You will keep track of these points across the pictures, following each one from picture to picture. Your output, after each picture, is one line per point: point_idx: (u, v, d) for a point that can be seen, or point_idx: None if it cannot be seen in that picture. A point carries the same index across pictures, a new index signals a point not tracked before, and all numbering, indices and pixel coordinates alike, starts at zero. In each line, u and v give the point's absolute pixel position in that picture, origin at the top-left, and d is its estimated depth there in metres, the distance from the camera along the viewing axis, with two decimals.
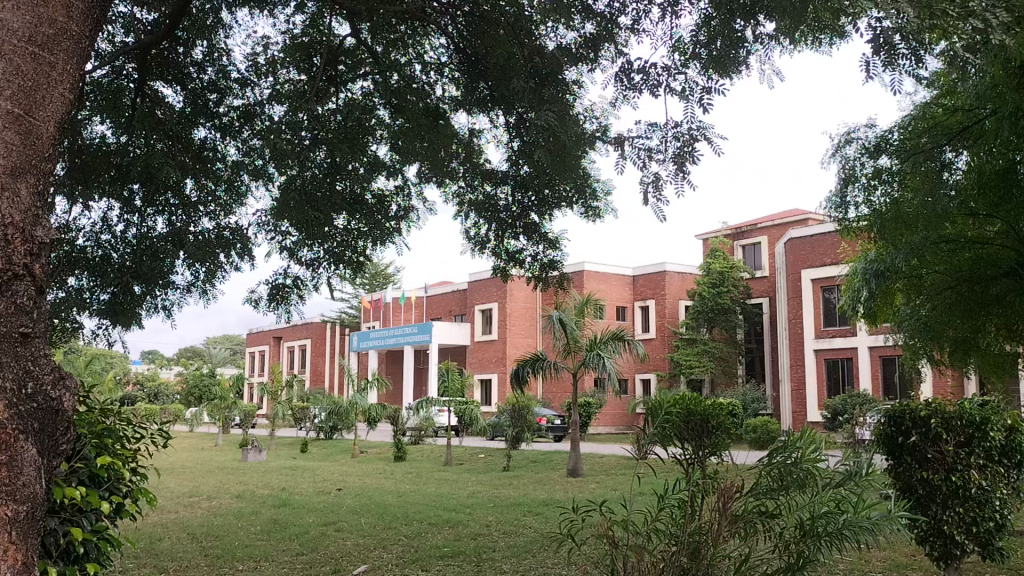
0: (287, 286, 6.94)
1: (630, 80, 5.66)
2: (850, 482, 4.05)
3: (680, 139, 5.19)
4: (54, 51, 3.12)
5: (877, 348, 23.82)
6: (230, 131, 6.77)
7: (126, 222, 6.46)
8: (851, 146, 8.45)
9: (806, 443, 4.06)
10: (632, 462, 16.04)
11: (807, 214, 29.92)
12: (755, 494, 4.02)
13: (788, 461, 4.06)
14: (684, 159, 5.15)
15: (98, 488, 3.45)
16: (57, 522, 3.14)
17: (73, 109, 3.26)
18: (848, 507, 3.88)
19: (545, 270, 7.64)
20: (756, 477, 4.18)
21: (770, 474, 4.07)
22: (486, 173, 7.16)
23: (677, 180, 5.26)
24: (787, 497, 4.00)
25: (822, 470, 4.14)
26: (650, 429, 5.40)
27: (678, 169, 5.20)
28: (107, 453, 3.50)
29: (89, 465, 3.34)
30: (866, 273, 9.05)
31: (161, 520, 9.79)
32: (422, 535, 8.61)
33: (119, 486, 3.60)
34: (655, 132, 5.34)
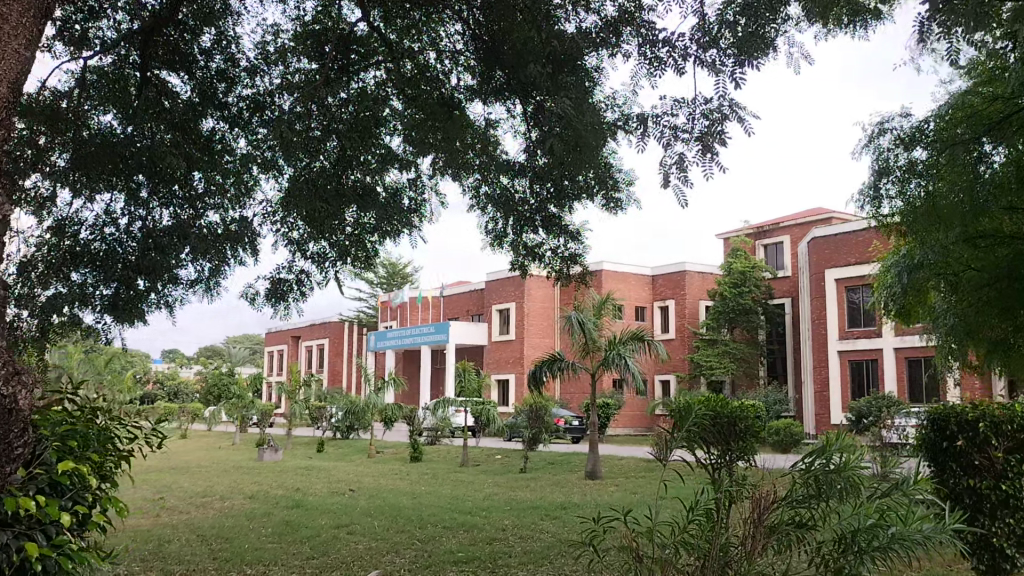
0: (290, 284, 6.73)
1: (654, 54, 5.30)
2: (895, 492, 3.76)
3: (709, 117, 4.83)
4: (8, 4, 3.35)
5: (903, 348, 23.35)
6: (237, 120, 6.53)
7: (131, 216, 6.26)
8: (885, 137, 8.17)
9: (847, 450, 3.78)
10: (653, 465, 15.74)
11: (831, 213, 29.47)
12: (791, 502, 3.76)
13: (827, 468, 3.77)
14: (712, 139, 4.79)
15: (59, 496, 3.13)
16: (9, 537, 2.88)
17: (29, 65, 3.48)
18: (895, 519, 3.60)
19: (566, 265, 7.41)
20: (790, 484, 3.91)
21: (806, 480, 3.81)
22: (502, 167, 6.90)
23: (704, 163, 4.88)
24: (825, 504, 3.74)
25: (866, 479, 3.85)
26: (676, 431, 5.15)
27: (705, 149, 4.82)
28: (70, 458, 3.20)
29: (50, 472, 3.12)
30: (899, 269, 8.74)
31: (171, 521, 9.62)
32: (436, 538, 8.39)
33: (86, 495, 3.27)
34: (681, 109, 4.97)
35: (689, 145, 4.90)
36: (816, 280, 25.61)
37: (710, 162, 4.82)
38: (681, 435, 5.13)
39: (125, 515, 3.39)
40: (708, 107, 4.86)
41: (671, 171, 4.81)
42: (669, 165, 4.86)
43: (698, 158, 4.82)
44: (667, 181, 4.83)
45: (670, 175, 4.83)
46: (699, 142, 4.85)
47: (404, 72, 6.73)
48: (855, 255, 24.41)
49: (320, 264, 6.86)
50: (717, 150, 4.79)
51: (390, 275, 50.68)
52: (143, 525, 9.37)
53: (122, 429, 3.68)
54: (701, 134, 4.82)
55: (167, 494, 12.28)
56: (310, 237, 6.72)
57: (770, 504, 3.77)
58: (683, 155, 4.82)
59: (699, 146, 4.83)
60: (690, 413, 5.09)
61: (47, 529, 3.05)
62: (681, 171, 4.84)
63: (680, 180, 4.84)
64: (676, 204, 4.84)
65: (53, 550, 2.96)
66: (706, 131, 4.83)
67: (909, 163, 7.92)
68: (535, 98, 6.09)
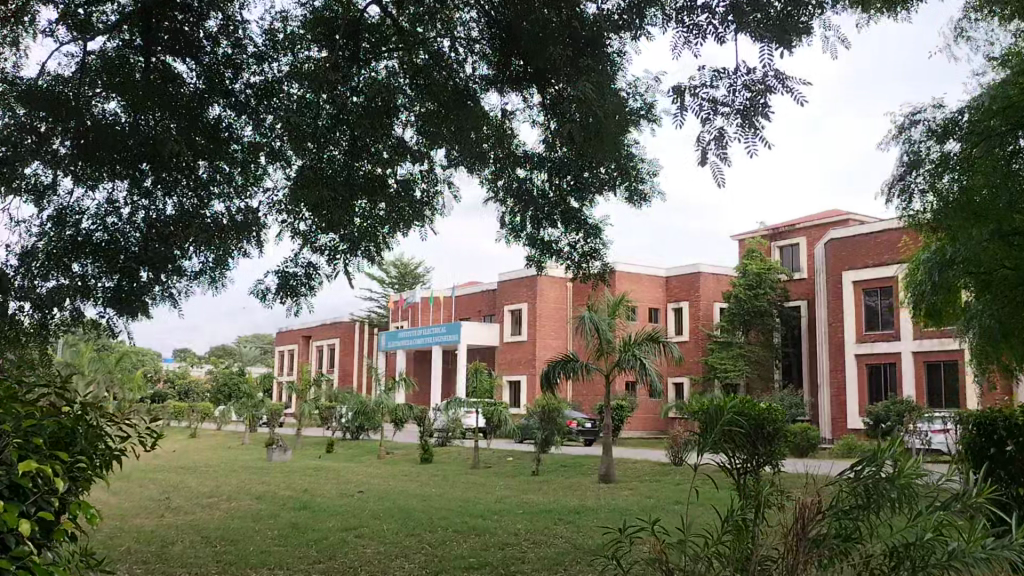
0: (298, 278, 6.48)
1: (692, 22, 5.05)
2: (956, 503, 3.63)
3: (752, 89, 4.59)
4: None
5: (923, 352, 22.93)
6: (248, 111, 6.25)
7: (134, 206, 6.04)
8: (916, 129, 7.88)
9: (905, 459, 3.62)
10: (668, 468, 15.47)
11: (849, 215, 29.06)
12: (838, 512, 3.61)
13: (880, 476, 3.62)
14: (755, 113, 4.56)
15: (18, 502, 2.58)
16: None
17: None
18: (956, 536, 3.53)
19: (587, 260, 7.13)
20: (835, 493, 3.76)
21: (856, 488, 3.64)
22: (517, 160, 6.65)
23: (746, 139, 4.62)
24: (873, 515, 3.59)
25: (924, 488, 3.70)
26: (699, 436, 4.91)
27: (747, 124, 4.57)
28: (34, 457, 2.69)
29: (9, 474, 2.58)
30: (929, 266, 8.50)
31: (175, 522, 9.43)
32: (446, 543, 8.14)
33: (50, 501, 2.71)
34: (721, 82, 4.70)
35: (730, 119, 4.62)
36: (833, 282, 25.30)
37: (753, 137, 4.57)
38: (717, 437, 4.85)
39: (93, 521, 2.84)
40: (751, 78, 4.60)
41: (711, 147, 4.51)
42: (708, 141, 4.57)
43: (740, 133, 4.56)
44: (705, 158, 4.52)
45: (709, 152, 4.53)
46: (740, 116, 4.59)
47: (418, 63, 6.47)
48: (874, 257, 24.11)
49: (330, 257, 6.62)
50: (761, 125, 4.56)
51: (402, 276, 50.56)
52: (148, 526, 9.19)
53: (112, 426, 3.46)
54: (745, 108, 4.57)
55: (173, 494, 12.10)
56: (320, 230, 6.49)
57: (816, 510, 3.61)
58: (723, 131, 4.55)
59: (740, 122, 4.58)
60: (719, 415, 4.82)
61: (2, 540, 2.51)
62: (720, 147, 4.56)
63: (720, 157, 4.55)
64: (715, 181, 4.53)
65: (11, 563, 2.43)
66: (749, 105, 4.58)
67: (942, 156, 7.63)
68: (554, 86, 5.90)
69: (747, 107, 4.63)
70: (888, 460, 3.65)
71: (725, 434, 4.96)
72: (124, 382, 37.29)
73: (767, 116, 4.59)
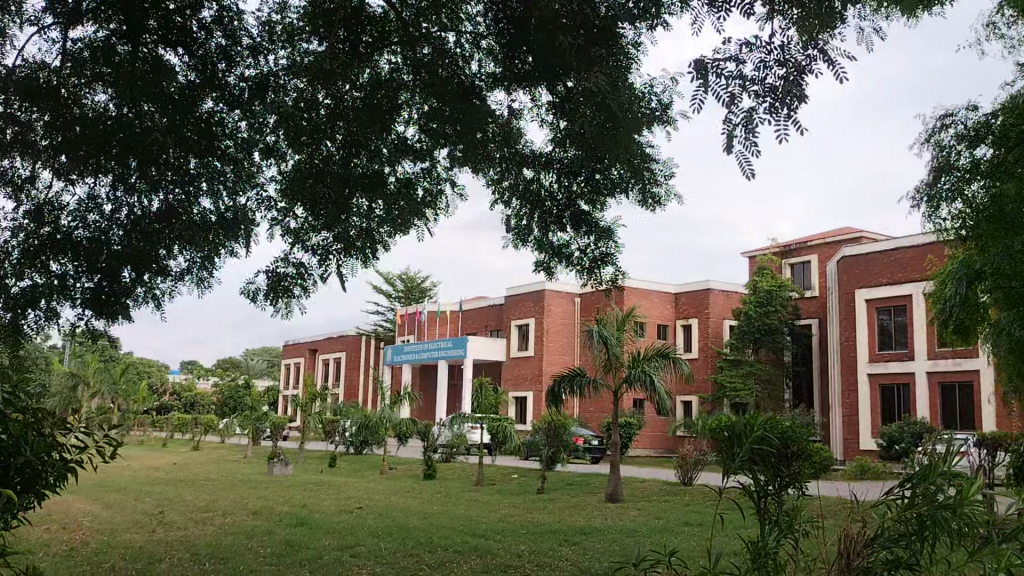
0: (289, 276, 6.16)
1: None
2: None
3: (786, 66, 4.36)
4: None
5: (937, 372, 22.45)
6: (243, 107, 6.03)
7: (118, 203, 5.71)
8: (945, 131, 7.78)
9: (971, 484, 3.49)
10: (677, 488, 15.07)
11: (862, 231, 28.66)
12: (889, 537, 3.62)
13: (936, 498, 3.55)
14: (791, 93, 4.26)
15: None
16: None
17: None
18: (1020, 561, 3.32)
19: (595, 266, 6.81)
20: (884, 518, 3.76)
21: (908, 513, 3.60)
22: (524, 158, 6.45)
23: (777, 120, 4.29)
24: (931, 545, 3.54)
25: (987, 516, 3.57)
26: (729, 457, 4.82)
27: (778, 105, 4.26)
28: None
29: None
30: (953, 280, 8.30)
31: (165, 538, 9.06)
32: (447, 564, 7.77)
33: None
34: (749, 53, 4.44)
35: (759, 97, 4.29)
36: (846, 300, 24.84)
37: (785, 119, 4.24)
38: (745, 457, 4.69)
39: None
40: (783, 54, 4.35)
41: (738, 130, 4.13)
42: (734, 124, 4.25)
43: (771, 114, 4.22)
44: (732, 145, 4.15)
45: (736, 135, 4.16)
46: (771, 96, 4.29)
47: (420, 58, 6.06)
48: (888, 275, 23.69)
49: (323, 257, 6.30)
50: (794, 107, 4.23)
51: (408, 289, 50.36)
52: (135, 541, 8.84)
53: (67, 434, 3.14)
54: (780, 89, 4.25)
55: (166, 508, 11.75)
56: (313, 228, 6.24)
57: (866, 541, 3.65)
58: (752, 112, 4.22)
59: (770, 102, 4.23)
60: (747, 433, 4.68)
61: None
62: (748, 131, 4.23)
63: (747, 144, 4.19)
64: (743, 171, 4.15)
65: None
66: (783, 82, 4.29)
67: (972, 162, 7.58)
68: (564, 84, 5.72)
69: (778, 88, 4.32)
70: (942, 483, 3.59)
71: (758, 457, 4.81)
72: (128, 394, 37.10)
73: (798, 95, 4.29)
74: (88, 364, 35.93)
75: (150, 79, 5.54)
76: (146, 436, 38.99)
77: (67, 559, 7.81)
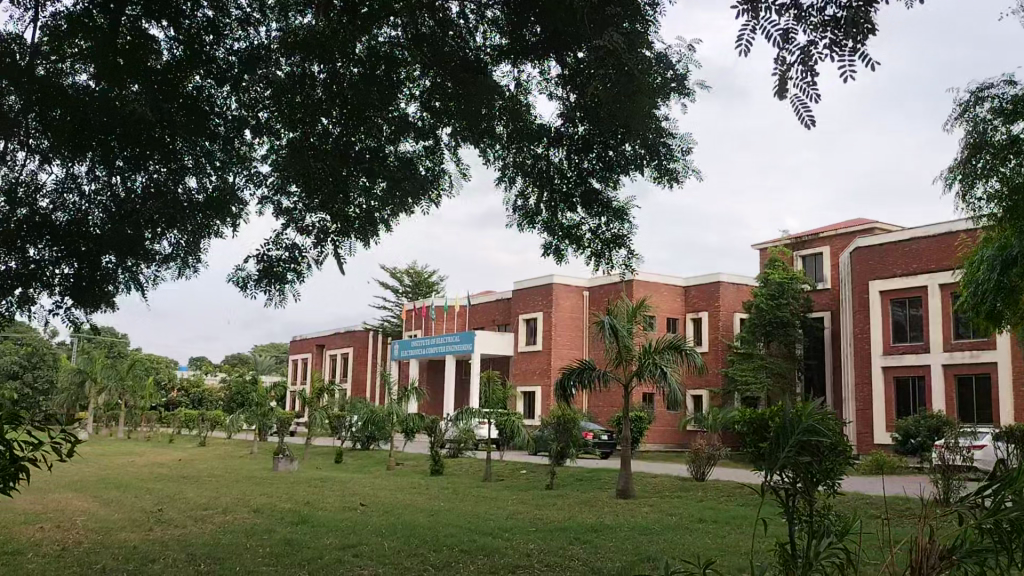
0: (282, 261, 5.83)
1: None
2: None
3: None
4: None
5: (953, 364, 22.04)
6: (235, 84, 5.65)
7: (100, 184, 5.55)
8: (983, 107, 8.20)
9: None
10: (690, 483, 14.74)
11: (875, 223, 28.21)
12: (966, 552, 3.47)
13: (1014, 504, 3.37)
14: (859, 24, 3.65)
15: None
16: None
17: None
18: None
19: (608, 246, 6.46)
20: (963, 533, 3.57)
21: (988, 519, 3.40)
22: (533, 134, 6.02)
23: (841, 56, 3.68)
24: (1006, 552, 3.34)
25: None
26: (774, 452, 4.57)
27: (841, 41, 3.65)
28: None
29: None
30: (991, 267, 9.20)
31: (162, 537, 8.75)
32: (451, 564, 7.42)
33: None
34: None
35: (819, 31, 3.67)
36: (859, 292, 24.41)
37: (851, 55, 3.65)
38: (792, 451, 4.47)
39: None
40: None
41: (794, 70, 3.61)
42: (789, 63, 3.65)
43: (833, 51, 3.63)
44: (783, 88, 3.63)
45: (791, 76, 3.64)
46: (834, 30, 3.66)
47: (421, 31, 5.80)
48: (902, 265, 23.26)
49: (319, 239, 6.00)
50: (861, 40, 3.66)
51: (416, 284, 50.11)
52: (130, 541, 8.51)
53: (22, 430, 3.18)
54: (845, 21, 3.63)
55: (166, 506, 11.43)
56: (308, 208, 5.87)
57: (941, 555, 3.49)
58: (811, 47, 3.62)
59: (831, 37, 3.64)
60: (797, 426, 4.47)
61: None
62: (807, 70, 3.64)
63: (806, 86, 3.64)
64: (802, 116, 3.66)
65: None
66: (850, 14, 3.66)
67: (1010, 138, 8.04)
68: (574, 55, 5.55)
69: (841, 19, 3.69)
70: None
71: (804, 453, 4.59)
72: (136, 389, 36.97)
73: (867, 26, 3.67)
74: (96, 361, 35.88)
75: (133, 56, 5.21)
76: (154, 432, 38.86)
77: (58, 560, 7.51)
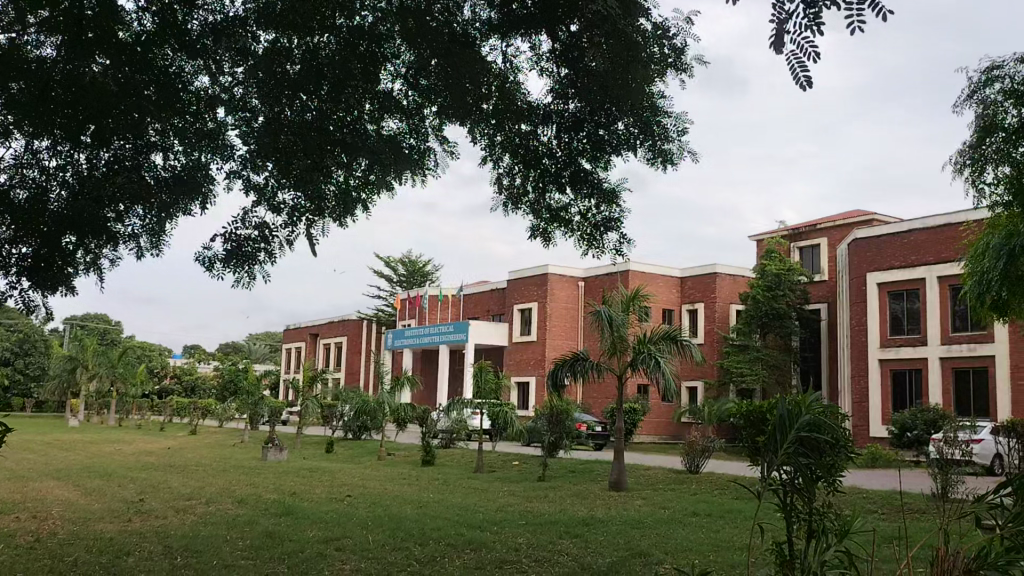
0: (251, 241, 5.58)
1: None
2: None
3: None
4: None
5: (951, 357, 21.85)
6: (204, 54, 5.36)
7: (61, 160, 5.45)
8: (994, 89, 8.16)
9: None
10: (684, 475, 14.55)
11: (872, 214, 28.01)
12: None
13: None
14: None
15: None
16: None
17: None
18: None
19: (597, 230, 6.22)
20: None
21: None
22: (519, 113, 5.84)
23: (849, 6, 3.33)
24: None
25: None
26: (774, 452, 4.35)
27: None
28: None
29: None
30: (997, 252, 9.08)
31: (141, 528, 8.51)
32: (438, 558, 7.20)
33: None
34: None
35: None
36: (857, 285, 24.22)
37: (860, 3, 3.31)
38: (790, 447, 4.28)
39: None
40: None
41: (792, 22, 3.30)
42: (790, 14, 3.34)
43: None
44: (780, 44, 3.30)
45: (789, 29, 3.34)
46: None
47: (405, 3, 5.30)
48: (900, 258, 23.04)
49: (291, 219, 5.71)
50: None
51: (410, 273, 49.89)
52: (108, 532, 8.26)
53: None
54: None
55: (149, 495, 11.20)
56: (280, 185, 5.64)
57: None
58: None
59: None
60: (797, 420, 4.32)
61: None
62: (811, 21, 3.34)
63: (805, 39, 3.29)
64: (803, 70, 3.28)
65: None
66: None
67: (1019, 122, 8.02)
68: (566, 28, 5.29)
69: None
70: None
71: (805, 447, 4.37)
72: (128, 377, 36.75)
73: None
74: (87, 347, 35.64)
75: (103, 28, 4.99)
76: (145, 420, 38.65)
77: (31, 551, 7.27)
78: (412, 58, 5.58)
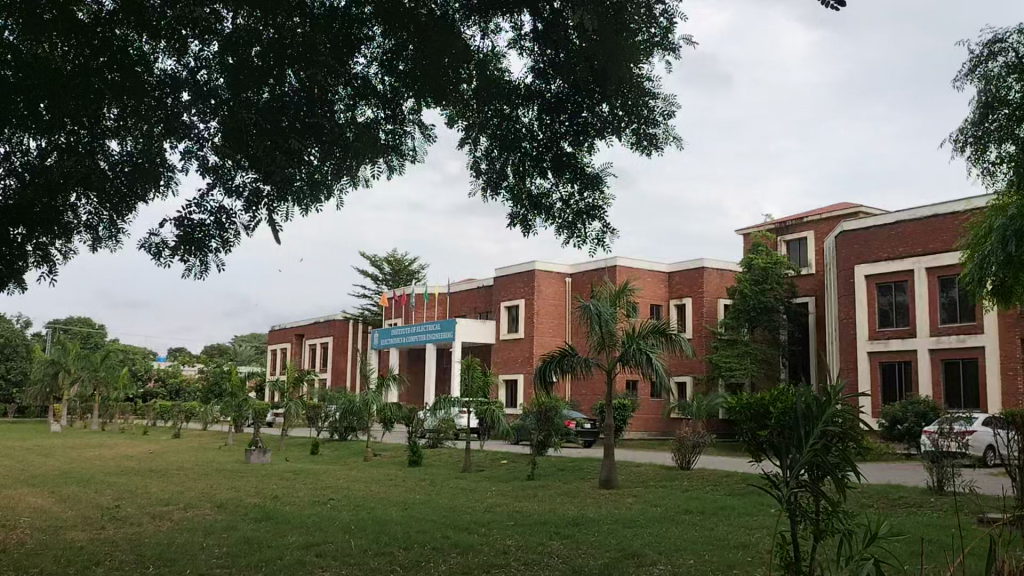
0: (204, 227, 5.37)
1: None
2: None
3: None
4: None
5: (940, 349, 21.73)
6: (166, 34, 4.98)
7: (11, 146, 5.33)
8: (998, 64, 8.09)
9: None
10: (674, 472, 14.32)
11: (860, 206, 27.86)
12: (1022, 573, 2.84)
13: None
14: None
15: None
16: None
17: None
18: None
19: (579, 218, 5.94)
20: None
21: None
22: (502, 92, 5.59)
23: None
24: None
25: None
26: (796, 450, 4.15)
27: None
28: None
29: None
30: (1003, 235, 8.86)
31: (114, 536, 8.19)
32: (423, 564, 6.90)
33: None
34: None
35: None
36: (845, 277, 24.05)
37: None
38: (815, 443, 4.09)
39: None
40: None
41: None
42: None
43: None
44: None
45: None
46: None
47: None
48: (887, 250, 22.91)
49: (250, 203, 5.19)
50: None
51: (396, 272, 49.51)
52: (78, 541, 7.93)
53: None
54: None
55: (125, 502, 10.86)
56: (238, 168, 5.18)
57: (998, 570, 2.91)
58: None
59: None
60: (822, 413, 4.12)
61: None
62: None
63: None
64: None
65: None
66: None
67: None
68: (548, 4, 5.01)
69: None
70: None
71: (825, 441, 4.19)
72: (110, 381, 36.21)
73: None
74: (69, 351, 35.06)
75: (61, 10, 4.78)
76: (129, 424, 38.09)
77: None
78: (394, 41, 5.33)
